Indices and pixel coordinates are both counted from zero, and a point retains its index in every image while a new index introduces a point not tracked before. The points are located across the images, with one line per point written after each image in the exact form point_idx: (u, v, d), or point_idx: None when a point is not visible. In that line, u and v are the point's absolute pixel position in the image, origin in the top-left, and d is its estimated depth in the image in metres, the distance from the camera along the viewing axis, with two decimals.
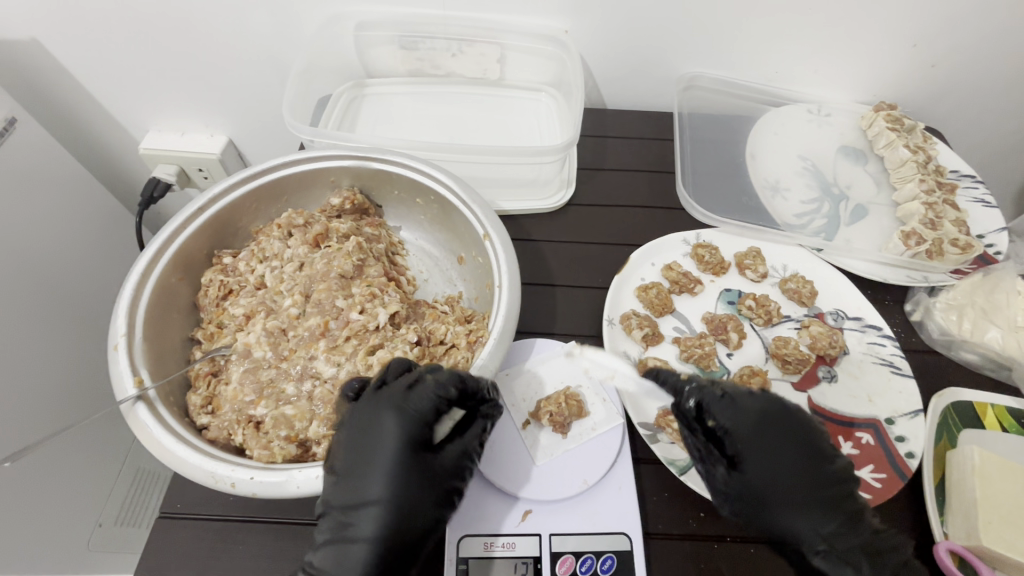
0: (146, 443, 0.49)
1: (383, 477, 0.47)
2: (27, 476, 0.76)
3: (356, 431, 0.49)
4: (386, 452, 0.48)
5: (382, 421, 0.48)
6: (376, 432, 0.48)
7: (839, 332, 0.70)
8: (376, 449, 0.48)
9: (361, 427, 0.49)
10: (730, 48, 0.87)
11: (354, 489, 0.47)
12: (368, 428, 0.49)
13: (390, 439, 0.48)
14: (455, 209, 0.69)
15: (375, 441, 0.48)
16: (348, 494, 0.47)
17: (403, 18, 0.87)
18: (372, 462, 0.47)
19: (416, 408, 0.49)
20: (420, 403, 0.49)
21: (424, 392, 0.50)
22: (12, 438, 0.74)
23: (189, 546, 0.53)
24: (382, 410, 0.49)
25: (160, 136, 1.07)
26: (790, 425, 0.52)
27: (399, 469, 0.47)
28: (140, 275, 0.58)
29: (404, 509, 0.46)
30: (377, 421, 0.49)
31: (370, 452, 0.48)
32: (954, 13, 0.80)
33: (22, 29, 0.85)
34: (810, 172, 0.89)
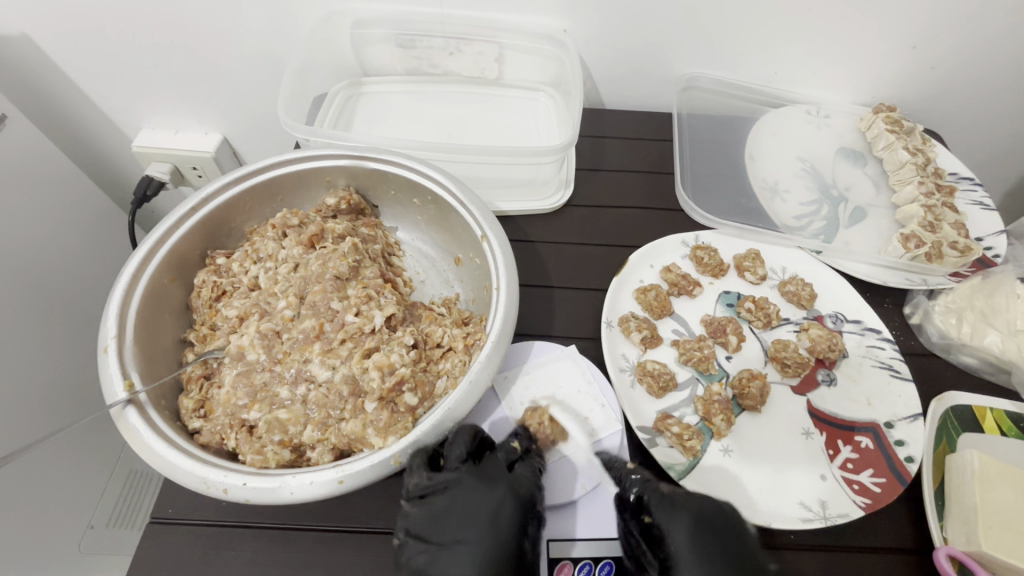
0: (136, 448, 0.48)
1: (490, 551, 0.48)
2: (16, 481, 0.74)
3: (455, 505, 0.50)
4: (495, 530, 0.49)
5: (489, 499, 0.50)
6: (482, 508, 0.50)
7: (838, 335, 0.69)
8: (481, 522, 0.49)
9: (464, 504, 0.50)
10: (729, 50, 0.87)
11: (459, 564, 0.48)
12: (476, 506, 0.50)
13: (499, 516, 0.50)
14: (453, 210, 0.68)
15: (477, 515, 0.50)
16: (449, 565, 0.47)
17: (401, 16, 0.86)
18: (480, 539, 0.49)
19: (525, 488, 0.52)
20: (526, 485, 0.52)
21: (528, 472, 0.54)
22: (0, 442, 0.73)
23: (181, 552, 0.52)
24: (491, 489, 0.51)
25: (153, 134, 1.06)
26: (721, 535, 0.50)
27: (503, 547, 0.48)
28: (131, 276, 0.57)
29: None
30: (485, 498, 0.50)
31: (475, 525, 0.49)
32: (954, 14, 0.79)
33: (12, 24, 0.84)
34: (809, 173, 0.89)
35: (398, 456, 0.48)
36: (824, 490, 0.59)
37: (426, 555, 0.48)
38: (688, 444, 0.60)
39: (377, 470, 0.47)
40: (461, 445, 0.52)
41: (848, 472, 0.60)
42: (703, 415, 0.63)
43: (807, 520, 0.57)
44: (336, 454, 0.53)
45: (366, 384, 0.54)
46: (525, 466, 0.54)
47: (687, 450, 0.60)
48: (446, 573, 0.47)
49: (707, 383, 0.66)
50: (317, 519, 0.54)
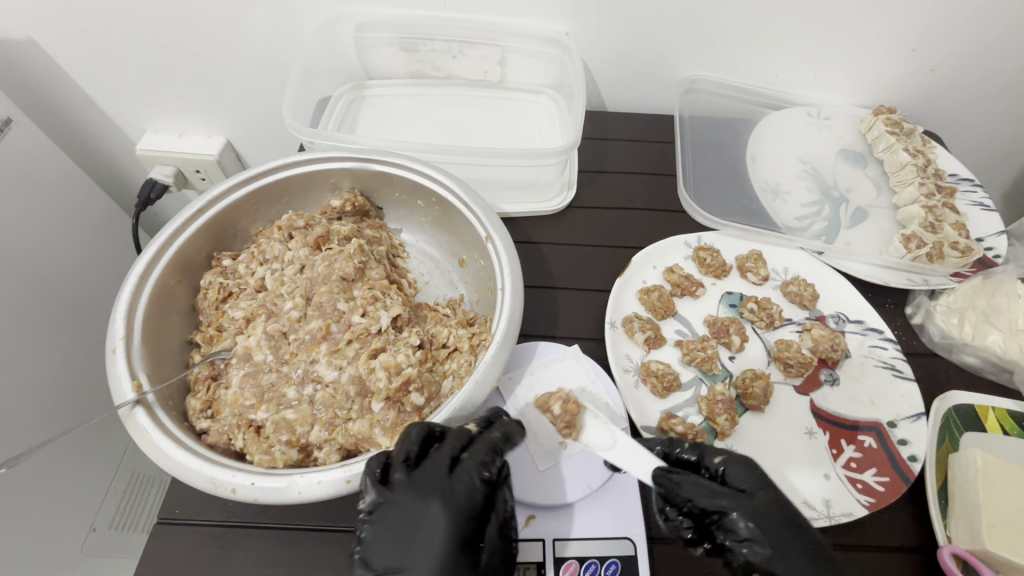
0: (145, 448, 0.48)
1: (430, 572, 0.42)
2: (18, 483, 0.74)
3: (399, 521, 0.44)
4: (433, 546, 0.43)
5: (424, 508, 0.45)
6: (419, 519, 0.44)
7: (840, 335, 0.70)
8: (418, 539, 0.44)
9: (403, 518, 0.45)
10: (730, 52, 0.88)
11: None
12: (414, 516, 0.45)
13: (433, 525, 0.44)
14: (457, 211, 0.69)
15: (414, 532, 0.44)
16: None
17: (404, 20, 0.86)
18: (420, 558, 0.43)
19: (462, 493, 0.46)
20: (466, 486, 0.47)
21: (471, 466, 0.48)
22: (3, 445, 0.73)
23: (187, 552, 0.52)
24: (424, 497, 0.45)
25: (157, 137, 1.07)
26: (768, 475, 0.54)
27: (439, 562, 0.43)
28: (138, 277, 0.57)
29: None
30: (422, 509, 0.45)
31: (411, 543, 0.44)
32: (954, 17, 0.80)
33: (18, 28, 0.84)
34: (810, 175, 0.89)
35: None
36: (827, 490, 0.59)
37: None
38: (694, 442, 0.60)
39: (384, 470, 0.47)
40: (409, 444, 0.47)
41: (852, 471, 0.60)
42: (707, 415, 0.63)
43: (813, 518, 0.57)
44: (343, 454, 0.53)
45: (373, 384, 0.54)
46: (472, 456, 0.48)
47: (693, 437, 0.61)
48: None
49: (711, 383, 0.67)
50: (319, 520, 0.54)
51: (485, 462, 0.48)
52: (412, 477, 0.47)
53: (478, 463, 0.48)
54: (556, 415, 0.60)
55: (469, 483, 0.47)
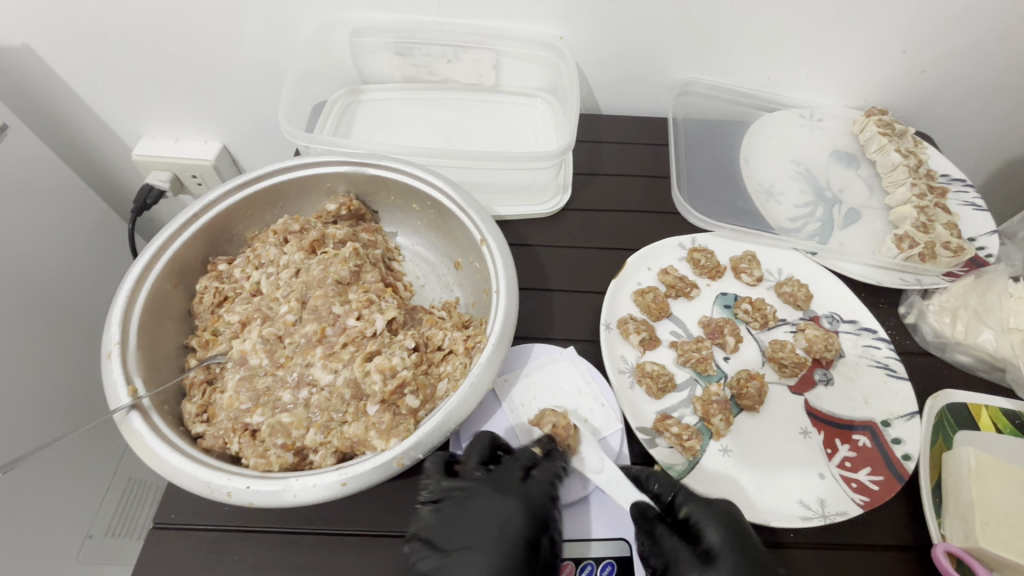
0: (140, 453, 0.48)
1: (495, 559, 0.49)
2: (15, 490, 0.75)
3: (464, 513, 0.51)
4: (503, 538, 0.50)
5: (497, 507, 0.52)
6: (491, 517, 0.51)
7: (834, 335, 0.70)
8: (489, 530, 0.50)
9: (474, 513, 0.51)
10: (723, 55, 0.89)
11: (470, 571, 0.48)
12: (493, 514, 0.51)
13: (505, 525, 0.51)
14: (453, 215, 0.69)
15: (485, 525, 0.51)
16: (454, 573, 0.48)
17: (399, 24, 0.87)
18: (488, 545, 0.50)
19: (537, 497, 0.53)
20: (540, 490, 0.53)
21: (543, 480, 0.54)
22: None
23: (183, 557, 0.52)
24: (504, 502, 0.52)
25: (153, 142, 1.07)
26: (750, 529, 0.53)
27: (511, 558, 0.49)
28: (134, 282, 0.57)
29: None
30: (497, 509, 0.51)
31: (482, 532, 0.50)
32: (945, 19, 0.81)
33: (13, 34, 0.84)
34: (803, 176, 0.90)
35: (401, 457, 0.48)
36: (822, 489, 0.59)
37: (429, 560, 0.50)
38: (687, 444, 0.60)
39: (380, 473, 0.47)
40: (476, 452, 0.56)
41: (847, 471, 0.61)
42: (702, 415, 0.64)
43: (806, 518, 0.57)
44: (339, 457, 0.53)
45: (368, 387, 0.54)
46: (542, 470, 0.55)
47: (687, 450, 0.60)
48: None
49: (706, 384, 0.67)
50: (315, 524, 0.54)
51: (555, 476, 0.54)
52: (493, 477, 0.54)
53: (549, 476, 0.54)
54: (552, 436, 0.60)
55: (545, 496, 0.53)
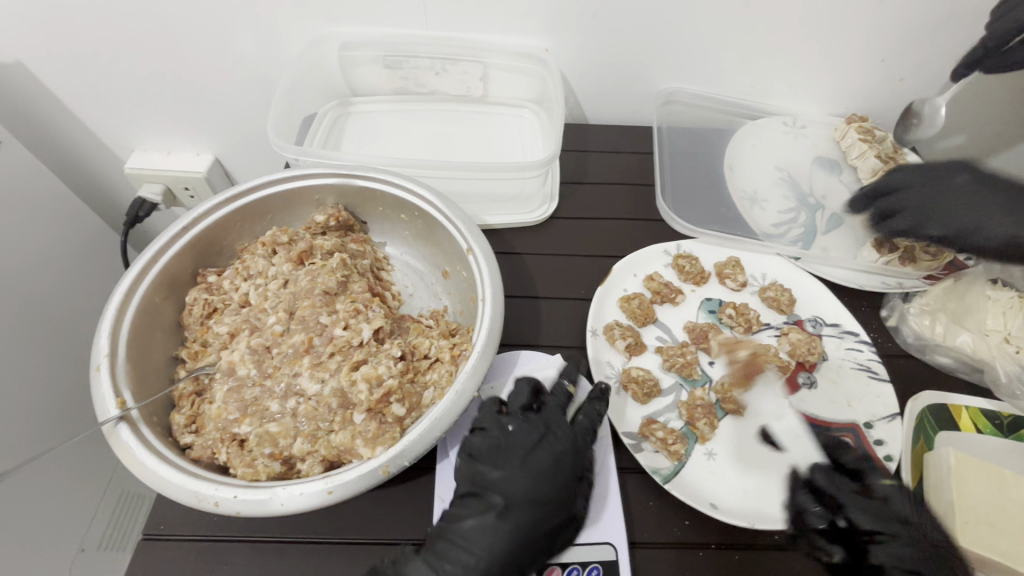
0: (128, 464, 0.49)
1: (542, 477, 0.55)
2: (7, 502, 0.75)
3: (521, 442, 0.57)
4: (551, 463, 0.56)
5: (550, 439, 0.58)
6: (545, 446, 0.57)
7: (817, 338, 0.72)
8: (536, 455, 0.57)
9: (529, 442, 0.58)
10: (706, 66, 0.90)
11: (521, 486, 0.55)
12: (546, 445, 0.57)
13: (557, 453, 0.57)
14: (440, 225, 0.70)
15: (535, 450, 0.57)
16: (510, 488, 0.55)
17: (388, 38, 0.88)
18: (538, 468, 0.56)
19: (581, 434, 0.59)
20: (580, 428, 0.59)
21: (585, 420, 0.60)
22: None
23: (172, 568, 0.52)
24: (557, 436, 0.58)
25: (145, 156, 1.08)
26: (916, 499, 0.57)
27: (563, 478, 0.56)
28: (124, 295, 0.58)
29: (554, 508, 0.54)
30: (550, 442, 0.58)
31: (530, 457, 0.57)
32: (921, 29, 0.83)
33: (6, 51, 0.85)
34: (787, 182, 0.91)
35: (387, 465, 0.49)
36: None
37: (480, 474, 0.55)
38: (672, 448, 0.61)
39: (366, 481, 0.48)
40: (522, 395, 0.61)
41: None
42: (687, 420, 0.65)
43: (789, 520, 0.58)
44: (326, 466, 0.54)
45: (355, 396, 0.55)
46: (582, 412, 0.60)
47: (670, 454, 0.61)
48: (506, 492, 0.54)
49: (691, 388, 0.68)
50: (303, 532, 0.54)
51: (595, 416, 0.60)
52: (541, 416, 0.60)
53: (590, 416, 0.60)
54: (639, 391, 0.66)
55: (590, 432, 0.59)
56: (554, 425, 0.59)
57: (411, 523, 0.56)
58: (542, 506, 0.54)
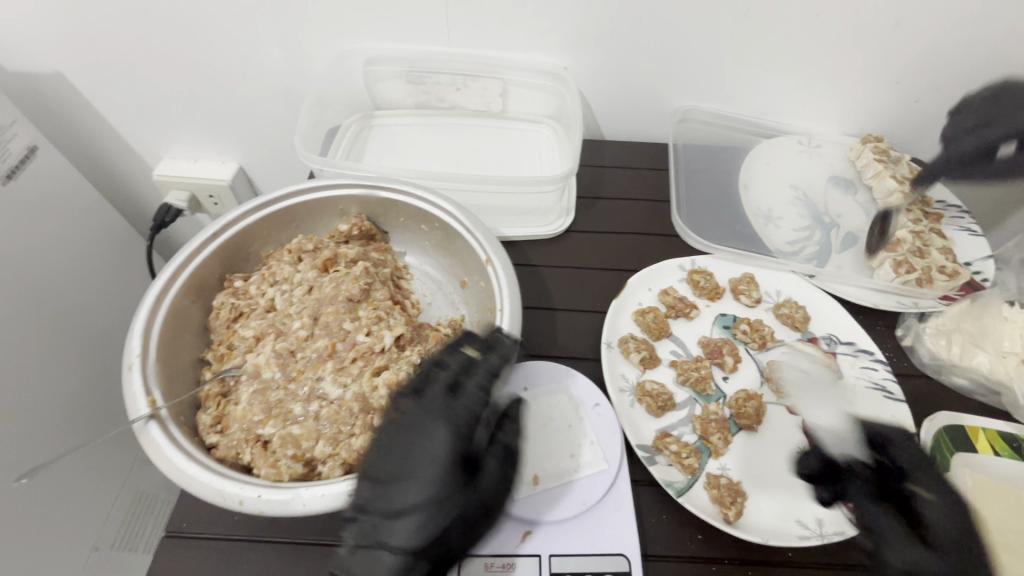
0: (157, 461, 0.50)
1: (426, 477, 0.49)
2: (29, 497, 0.77)
3: (401, 443, 0.51)
4: (434, 460, 0.50)
5: (434, 434, 0.52)
6: (428, 442, 0.51)
7: (831, 356, 0.72)
8: (419, 454, 0.51)
9: (410, 437, 0.52)
10: (722, 85, 0.92)
11: (403, 493, 0.49)
12: (428, 435, 0.51)
13: (440, 448, 0.51)
14: (460, 236, 0.72)
15: (414, 447, 0.51)
16: (393, 498, 0.49)
17: (412, 55, 0.91)
18: (422, 469, 0.50)
19: (465, 418, 0.53)
20: (467, 408, 0.53)
21: (474, 396, 0.54)
22: (18, 461, 0.76)
23: (193, 565, 0.54)
24: (436, 429, 0.52)
25: (173, 163, 1.11)
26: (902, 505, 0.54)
27: (447, 473, 0.50)
28: (156, 297, 0.60)
29: (442, 509, 0.49)
30: (432, 436, 0.51)
31: (413, 458, 0.50)
32: (935, 52, 0.84)
33: (49, 62, 0.90)
34: (801, 201, 0.92)
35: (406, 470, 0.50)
36: (823, 510, 0.60)
37: (365, 491, 0.48)
38: (686, 462, 0.61)
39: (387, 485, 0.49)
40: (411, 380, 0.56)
41: None
42: (701, 434, 0.65)
43: (804, 537, 0.58)
44: (346, 469, 0.55)
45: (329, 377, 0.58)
46: (473, 381, 0.55)
47: (722, 509, 0.58)
48: (388, 504, 0.48)
49: (705, 403, 0.68)
50: (317, 535, 0.55)
51: (487, 386, 0.55)
52: (423, 402, 0.54)
53: (480, 392, 0.55)
54: (650, 400, 0.66)
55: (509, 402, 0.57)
56: (434, 412, 0.53)
57: None
58: (426, 511, 0.48)
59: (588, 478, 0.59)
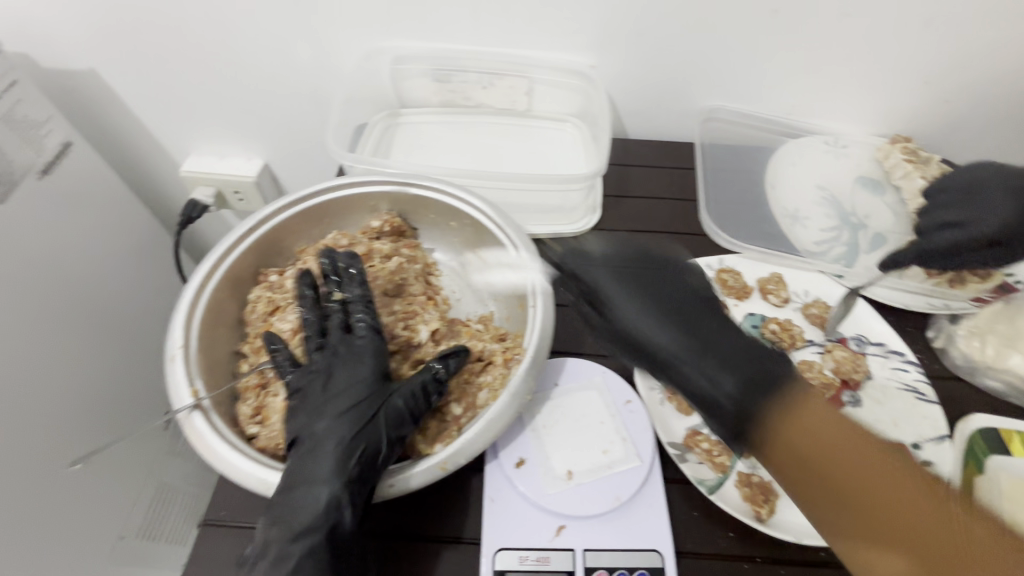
0: (202, 449, 0.52)
1: (338, 399, 0.55)
2: (74, 483, 0.83)
3: (311, 376, 0.57)
4: (345, 386, 0.56)
5: (335, 364, 0.58)
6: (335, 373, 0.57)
7: (860, 357, 0.72)
8: (326, 384, 0.56)
9: (318, 369, 0.58)
10: (749, 84, 0.92)
11: (321, 413, 0.54)
12: (352, 372, 0.57)
13: (365, 373, 0.57)
14: (490, 233, 0.73)
15: (324, 380, 0.57)
16: (312, 419, 0.54)
17: (439, 53, 0.92)
18: (335, 395, 0.55)
19: (358, 345, 0.59)
20: (360, 340, 0.60)
21: (360, 326, 0.61)
22: (65, 450, 0.82)
23: (232, 551, 0.55)
24: (333, 357, 0.58)
25: (199, 160, 1.13)
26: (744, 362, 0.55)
27: (354, 390, 0.55)
28: (197, 290, 0.62)
29: (360, 418, 0.54)
30: (332, 367, 0.57)
31: (324, 388, 0.56)
32: (967, 51, 0.83)
33: (82, 60, 0.92)
34: (828, 201, 0.91)
35: (444, 462, 0.51)
36: None
37: (294, 418, 0.55)
38: (717, 460, 0.61)
39: (424, 476, 0.51)
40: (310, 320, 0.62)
41: None
42: None
43: None
44: None
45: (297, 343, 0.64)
46: (354, 313, 0.62)
47: (754, 506, 0.58)
48: (312, 424, 0.54)
49: None
50: None
51: (368, 315, 0.62)
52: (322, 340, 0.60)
53: (366, 322, 0.61)
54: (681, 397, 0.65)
55: (664, 286, 0.64)
56: (336, 351, 0.59)
57: (464, 523, 0.56)
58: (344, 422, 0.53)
59: (623, 474, 0.59)
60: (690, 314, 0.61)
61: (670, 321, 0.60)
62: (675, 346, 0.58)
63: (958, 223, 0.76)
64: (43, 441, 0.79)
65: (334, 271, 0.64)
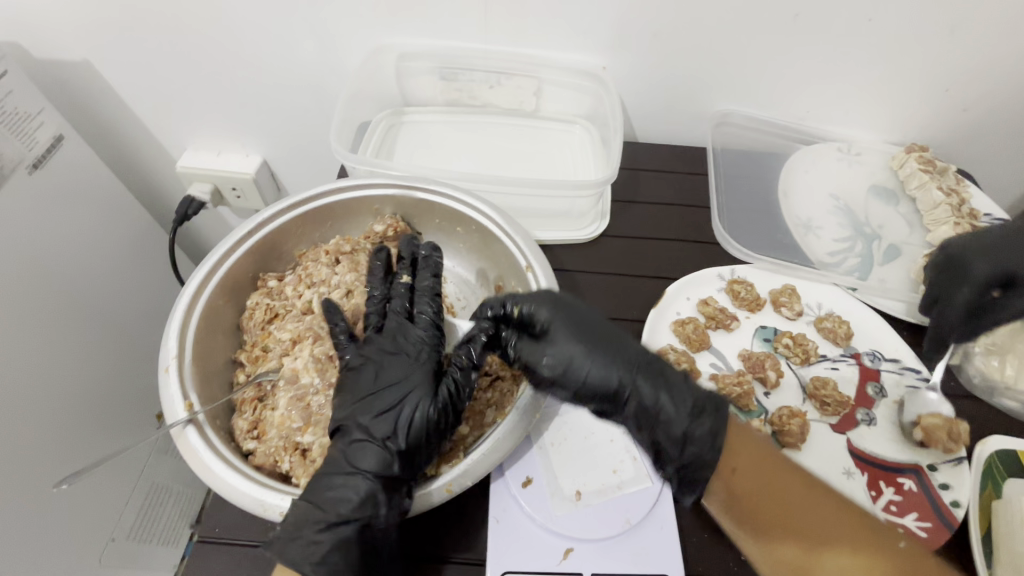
0: (195, 467, 0.50)
1: (402, 375, 0.53)
2: (77, 499, 0.83)
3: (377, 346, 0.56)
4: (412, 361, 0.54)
5: (402, 336, 0.57)
6: (402, 345, 0.56)
7: (961, 422, 0.63)
8: (394, 355, 0.55)
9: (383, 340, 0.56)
10: (764, 88, 0.89)
11: (384, 387, 0.53)
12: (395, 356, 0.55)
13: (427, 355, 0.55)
14: (498, 241, 0.70)
15: (387, 351, 0.55)
16: (370, 396, 0.52)
17: (446, 51, 0.89)
18: (399, 368, 0.54)
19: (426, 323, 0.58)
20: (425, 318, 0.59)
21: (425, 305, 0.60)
22: (51, 472, 0.78)
23: (226, 571, 0.53)
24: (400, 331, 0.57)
25: (197, 155, 1.10)
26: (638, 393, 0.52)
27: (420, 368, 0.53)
28: (193, 295, 0.59)
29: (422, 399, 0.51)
30: (400, 341, 0.56)
31: (391, 359, 0.55)
32: (988, 61, 0.81)
33: (76, 51, 0.89)
34: (842, 211, 0.89)
35: (450, 484, 0.51)
36: None
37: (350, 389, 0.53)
38: None
39: (432, 499, 0.50)
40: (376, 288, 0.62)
41: (891, 514, 0.60)
42: None
43: None
44: None
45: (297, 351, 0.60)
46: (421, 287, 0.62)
47: None
48: (372, 398, 0.52)
49: (747, 419, 0.67)
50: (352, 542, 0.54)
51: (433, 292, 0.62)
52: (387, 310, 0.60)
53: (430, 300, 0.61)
54: None
55: (587, 320, 0.54)
56: (400, 330, 0.57)
57: (469, 541, 0.54)
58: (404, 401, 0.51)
59: (632, 496, 0.57)
60: (633, 342, 0.55)
61: (612, 361, 0.52)
62: (625, 382, 0.51)
63: (947, 298, 0.69)
64: (49, 459, 0.78)
65: (410, 254, 0.66)
